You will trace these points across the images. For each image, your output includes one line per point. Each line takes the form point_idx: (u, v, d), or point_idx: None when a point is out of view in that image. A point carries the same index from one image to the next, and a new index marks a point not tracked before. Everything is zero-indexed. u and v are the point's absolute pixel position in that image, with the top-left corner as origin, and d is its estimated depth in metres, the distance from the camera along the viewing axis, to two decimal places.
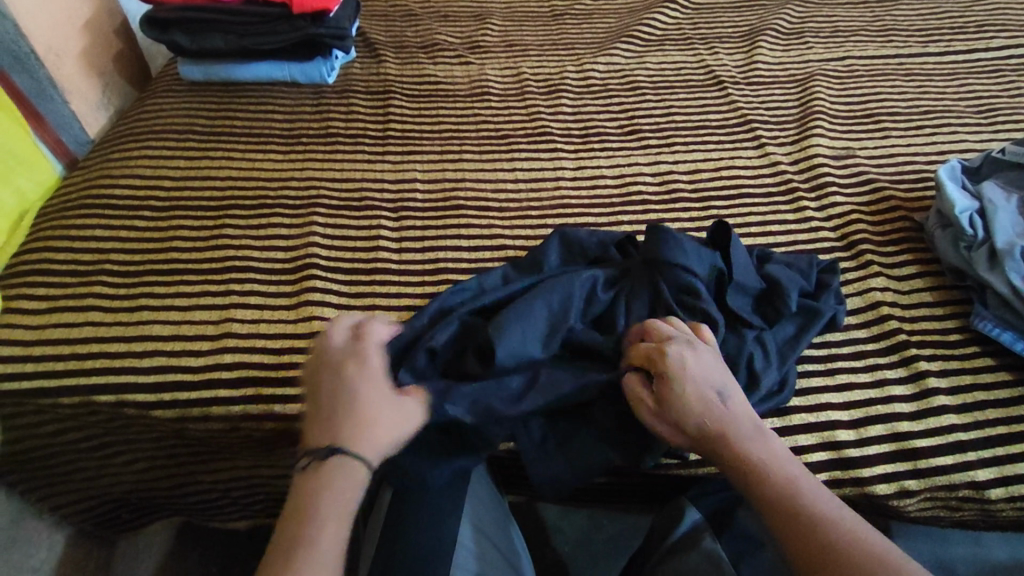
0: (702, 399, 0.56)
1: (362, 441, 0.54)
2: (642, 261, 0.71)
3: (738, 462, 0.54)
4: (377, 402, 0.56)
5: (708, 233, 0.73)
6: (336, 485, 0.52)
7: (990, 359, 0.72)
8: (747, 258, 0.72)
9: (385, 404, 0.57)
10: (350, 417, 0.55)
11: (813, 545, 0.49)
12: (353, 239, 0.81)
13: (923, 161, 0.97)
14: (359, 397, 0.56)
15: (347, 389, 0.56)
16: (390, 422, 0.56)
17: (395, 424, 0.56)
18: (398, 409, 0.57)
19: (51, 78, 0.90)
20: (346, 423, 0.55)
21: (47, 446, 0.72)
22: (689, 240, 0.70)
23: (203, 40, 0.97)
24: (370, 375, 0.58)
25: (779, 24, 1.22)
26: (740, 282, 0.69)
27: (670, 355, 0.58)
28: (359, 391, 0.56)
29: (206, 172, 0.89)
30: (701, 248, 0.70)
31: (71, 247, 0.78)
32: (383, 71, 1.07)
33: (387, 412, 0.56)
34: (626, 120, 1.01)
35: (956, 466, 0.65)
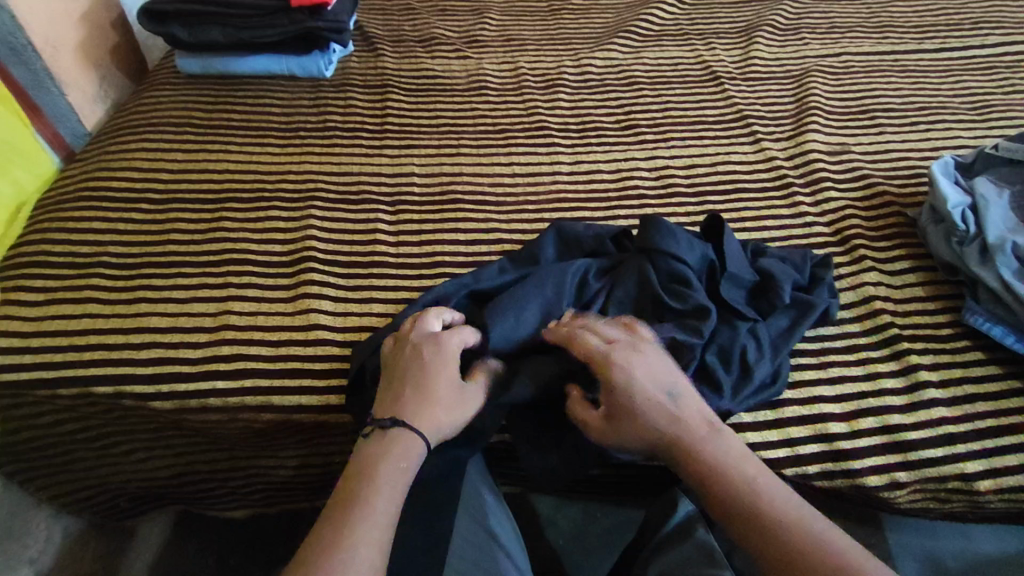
0: (650, 405, 0.57)
1: (424, 423, 0.57)
2: (635, 251, 0.70)
3: (691, 467, 0.55)
4: (448, 389, 0.59)
5: (701, 227, 0.74)
6: (392, 463, 0.54)
7: (981, 353, 0.73)
8: (740, 252, 0.72)
9: (453, 392, 0.59)
10: (420, 397, 0.58)
11: (770, 546, 0.50)
12: (351, 232, 0.82)
13: (917, 157, 0.97)
14: (432, 380, 0.59)
15: (425, 370, 0.59)
16: (454, 410, 0.58)
17: (458, 412, 0.59)
18: (463, 398, 0.60)
19: (49, 70, 0.90)
20: (415, 402, 0.57)
21: (46, 437, 0.73)
22: (683, 231, 0.70)
23: (200, 32, 0.98)
24: (448, 362, 0.60)
25: (776, 20, 1.22)
26: (734, 274, 0.69)
27: (613, 364, 0.58)
28: (434, 375, 0.59)
29: (204, 165, 0.89)
30: (695, 240, 0.70)
31: (69, 240, 0.79)
32: (381, 65, 1.07)
33: (455, 400, 0.59)
34: (623, 115, 1.02)
35: (946, 458, 0.66)
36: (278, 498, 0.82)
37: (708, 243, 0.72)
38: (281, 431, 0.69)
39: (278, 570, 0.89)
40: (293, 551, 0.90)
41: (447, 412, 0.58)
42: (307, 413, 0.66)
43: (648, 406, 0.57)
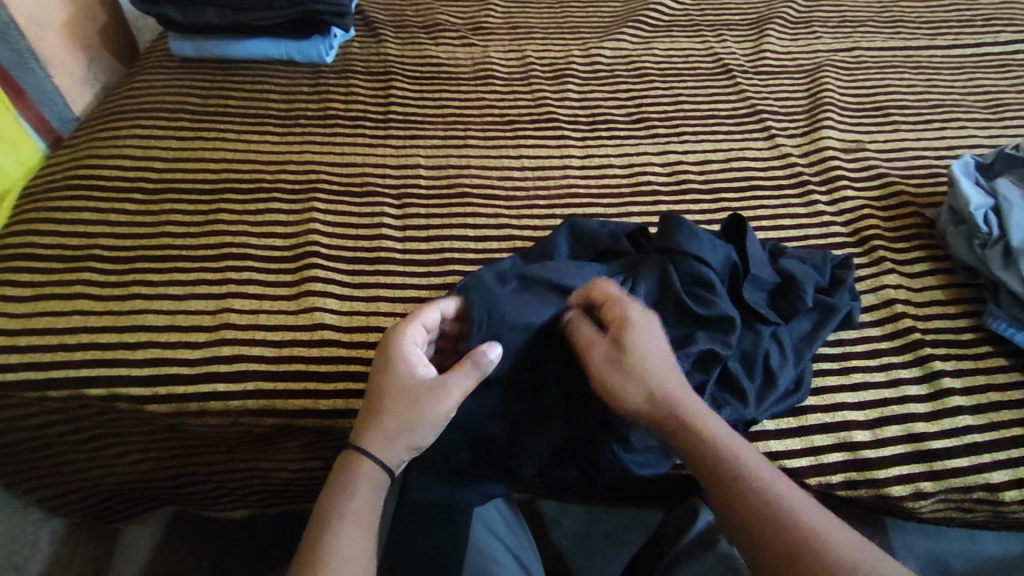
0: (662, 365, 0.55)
1: (373, 439, 0.52)
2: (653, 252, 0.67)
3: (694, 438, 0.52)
4: (393, 394, 0.54)
5: (722, 228, 0.71)
6: (352, 489, 0.50)
7: (1003, 359, 0.72)
8: (763, 254, 0.70)
9: (400, 393, 0.54)
10: (369, 411, 0.54)
11: (769, 530, 0.47)
12: (355, 226, 0.78)
13: (933, 156, 0.96)
14: (381, 388, 0.54)
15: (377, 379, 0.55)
16: (407, 413, 0.53)
17: (412, 415, 0.53)
18: (417, 395, 0.54)
19: (33, 51, 0.85)
20: (366, 418, 0.54)
21: (34, 439, 0.69)
22: (704, 231, 0.67)
23: (194, 14, 0.93)
24: (397, 363, 0.55)
25: (787, 12, 1.20)
26: (756, 277, 0.67)
27: (634, 306, 0.58)
28: (382, 383, 0.54)
29: (198, 153, 0.85)
30: (717, 241, 0.67)
31: (57, 231, 0.75)
32: (383, 51, 1.03)
33: (405, 400, 0.53)
34: (634, 108, 0.99)
35: (970, 467, 0.64)
36: (278, 500, 0.79)
37: (730, 244, 0.69)
38: (284, 435, 0.66)
39: (276, 573, 0.86)
40: (293, 554, 0.88)
41: (394, 418, 0.53)
42: (311, 417, 0.63)
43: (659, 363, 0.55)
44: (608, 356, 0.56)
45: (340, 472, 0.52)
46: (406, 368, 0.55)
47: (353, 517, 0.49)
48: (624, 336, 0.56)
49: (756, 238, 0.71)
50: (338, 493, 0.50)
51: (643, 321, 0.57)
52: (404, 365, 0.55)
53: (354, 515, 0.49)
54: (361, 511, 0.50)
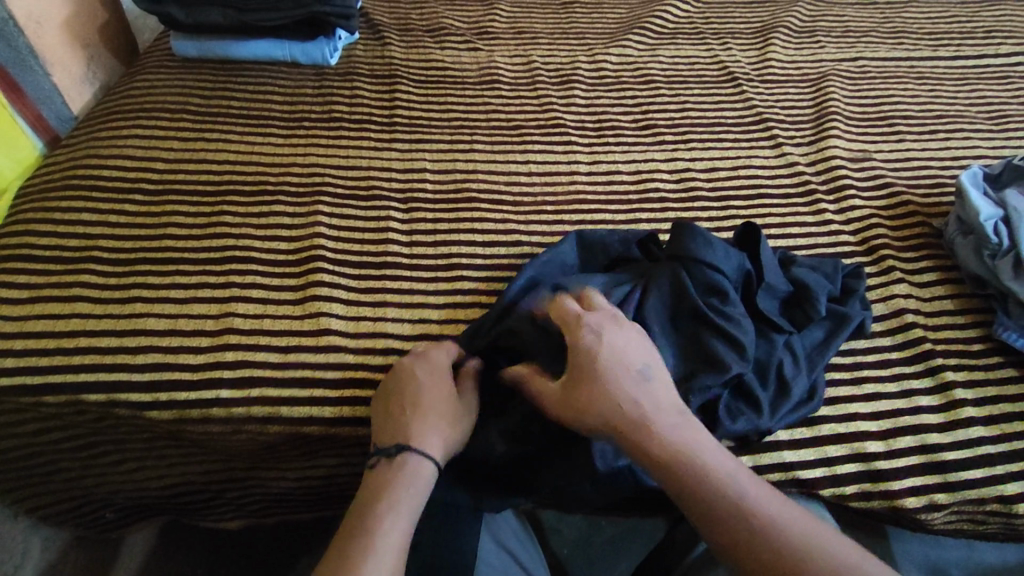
0: (626, 379, 0.53)
1: (430, 441, 0.56)
2: (665, 260, 0.66)
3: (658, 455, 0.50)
4: (447, 403, 0.58)
5: (736, 235, 0.71)
6: (399, 492, 0.53)
7: (1013, 370, 0.71)
8: (775, 261, 0.69)
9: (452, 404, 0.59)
10: (416, 413, 0.57)
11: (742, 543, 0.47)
12: (361, 231, 0.77)
13: (938, 166, 0.96)
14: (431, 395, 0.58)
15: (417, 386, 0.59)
16: (458, 415, 0.58)
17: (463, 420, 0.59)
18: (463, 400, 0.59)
19: (32, 48, 0.83)
20: (419, 422, 0.57)
21: (28, 445, 0.67)
22: (717, 239, 0.66)
23: (198, 13, 0.91)
24: (437, 373, 0.60)
25: (791, 22, 1.20)
26: (771, 285, 0.66)
27: (589, 330, 0.55)
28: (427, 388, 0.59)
29: (201, 154, 0.84)
30: (731, 248, 0.66)
31: (55, 231, 0.73)
32: (388, 54, 1.02)
33: (453, 404, 0.58)
34: (641, 115, 0.98)
35: (984, 479, 0.63)
36: (277, 510, 0.78)
37: (742, 251, 0.69)
38: (288, 443, 0.64)
39: None
40: (291, 565, 0.86)
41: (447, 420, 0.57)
42: (317, 425, 0.62)
43: (626, 378, 0.53)
44: (567, 393, 0.53)
45: (378, 481, 0.54)
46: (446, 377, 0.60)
47: (395, 517, 0.51)
48: (582, 369, 0.53)
49: (769, 247, 0.70)
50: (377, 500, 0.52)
51: (604, 345, 0.54)
52: (444, 373, 0.60)
53: (397, 515, 0.52)
54: (404, 511, 0.52)
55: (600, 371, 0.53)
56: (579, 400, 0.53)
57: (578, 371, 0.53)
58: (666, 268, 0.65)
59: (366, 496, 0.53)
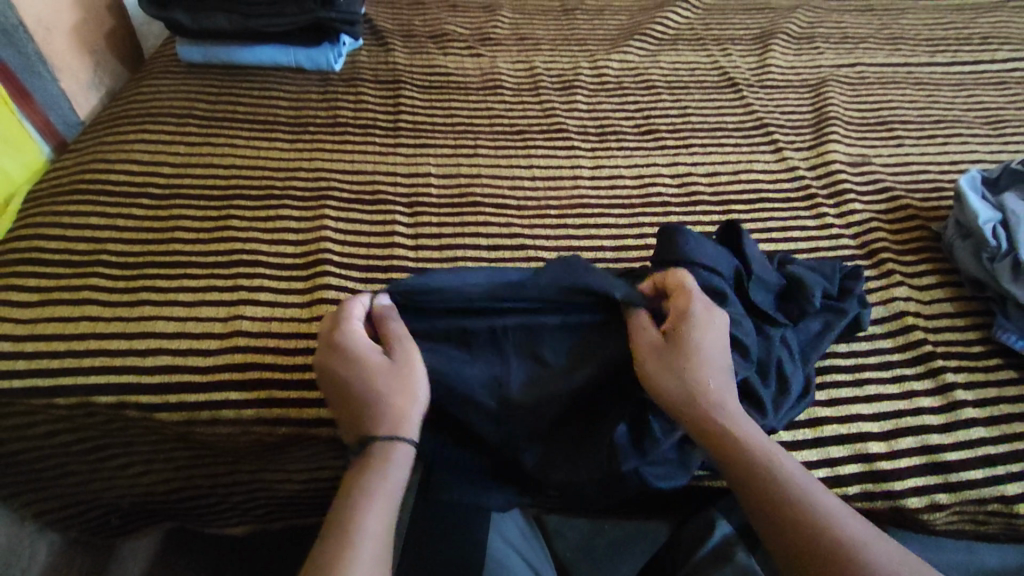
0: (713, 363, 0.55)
1: (388, 424, 0.53)
2: (655, 263, 0.65)
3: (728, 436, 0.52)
4: (376, 376, 0.54)
5: (719, 236, 0.70)
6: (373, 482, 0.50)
7: (1013, 371, 0.72)
8: (764, 260, 0.69)
9: (383, 374, 0.54)
10: (360, 402, 0.54)
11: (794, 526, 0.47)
12: (367, 235, 0.78)
13: (937, 170, 0.97)
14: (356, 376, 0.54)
15: (344, 376, 0.55)
16: (402, 380, 0.54)
17: (404, 384, 0.54)
18: (397, 365, 0.55)
19: (40, 54, 0.84)
20: (364, 410, 0.53)
21: (36, 449, 0.68)
22: (705, 238, 0.66)
23: (204, 19, 0.92)
24: (355, 352, 0.55)
25: (789, 28, 1.21)
26: (762, 280, 0.67)
27: (703, 309, 0.57)
28: (355, 373, 0.54)
29: (208, 159, 0.84)
30: (721, 247, 0.66)
31: (64, 235, 0.73)
32: (392, 60, 1.03)
33: (390, 374, 0.55)
34: (642, 120, 0.99)
35: (985, 479, 0.64)
36: (282, 514, 0.78)
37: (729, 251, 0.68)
38: (295, 445, 0.65)
39: None
40: (295, 569, 0.86)
41: (392, 391, 0.54)
42: (325, 427, 0.62)
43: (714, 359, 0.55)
44: (659, 353, 0.55)
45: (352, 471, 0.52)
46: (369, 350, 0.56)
47: (370, 506, 0.49)
48: (681, 339, 0.55)
49: (754, 243, 0.70)
50: (354, 489, 0.50)
51: (706, 328, 0.56)
52: (364, 348, 0.56)
53: (371, 504, 0.49)
54: (378, 499, 0.50)
55: (694, 346, 0.55)
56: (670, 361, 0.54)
57: (675, 340, 0.55)
58: (660, 271, 0.64)
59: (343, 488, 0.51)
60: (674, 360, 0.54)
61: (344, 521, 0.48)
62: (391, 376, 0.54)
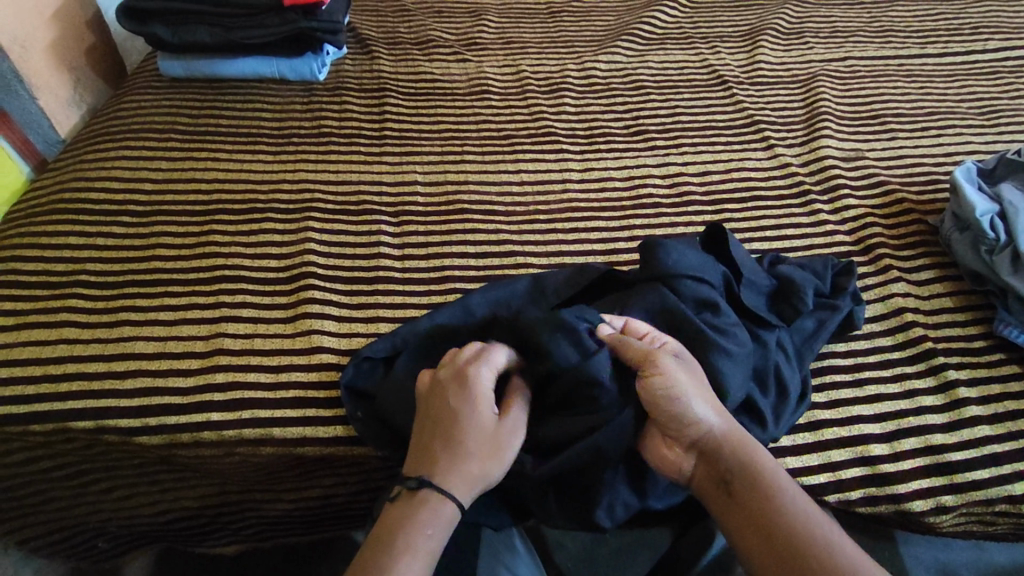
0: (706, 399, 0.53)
1: (450, 481, 0.50)
2: (641, 276, 0.64)
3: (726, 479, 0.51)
4: (475, 437, 0.51)
5: (702, 238, 0.69)
6: (416, 523, 0.49)
7: (1016, 366, 0.70)
8: (750, 260, 0.68)
9: (481, 438, 0.51)
10: (443, 449, 0.51)
11: (792, 559, 0.46)
12: (352, 247, 0.76)
13: (931, 163, 0.95)
14: (459, 425, 0.52)
15: (449, 418, 0.52)
16: (493, 455, 0.51)
17: (492, 458, 0.51)
18: (495, 436, 0.52)
19: (17, 72, 0.83)
20: (443, 457, 0.51)
21: (18, 475, 0.66)
22: (688, 246, 0.65)
23: (184, 32, 0.91)
24: (474, 398, 0.52)
25: (778, 24, 1.20)
26: (751, 281, 0.65)
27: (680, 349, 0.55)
28: (458, 420, 0.52)
29: (190, 174, 0.83)
30: (706, 255, 0.65)
31: (42, 257, 0.72)
32: (377, 68, 1.02)
33: (485, 445, 0.52)
34: (632, 120, 0.98)
35: (992, 479, 0.62)
36: (272, 533, 0.76)
37: (714, 254, 0.67)
38: (282, 465, 0.63)
39: None
40: None
41: (479, 462, 0.51)
42: (310, 446, 0.60)
43: (705, 392, 0.54)
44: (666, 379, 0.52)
45: (395, 517, 0.50)
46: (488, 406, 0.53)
47: (409, 562, 0.47)
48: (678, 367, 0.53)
49: (739, 245, 0.69)
50: (393, 540, 0.48)
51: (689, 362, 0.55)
52: (477, 400, 0.52)
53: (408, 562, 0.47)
54: (418, 551, 0.47)
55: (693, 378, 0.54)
56: (661, 409, 0.52)
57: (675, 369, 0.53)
58: (646, 282, 0.63)
59: (385, 531, 0.49)
60: (665, 407, 0.52)
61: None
62: (486, 442, 0.51)
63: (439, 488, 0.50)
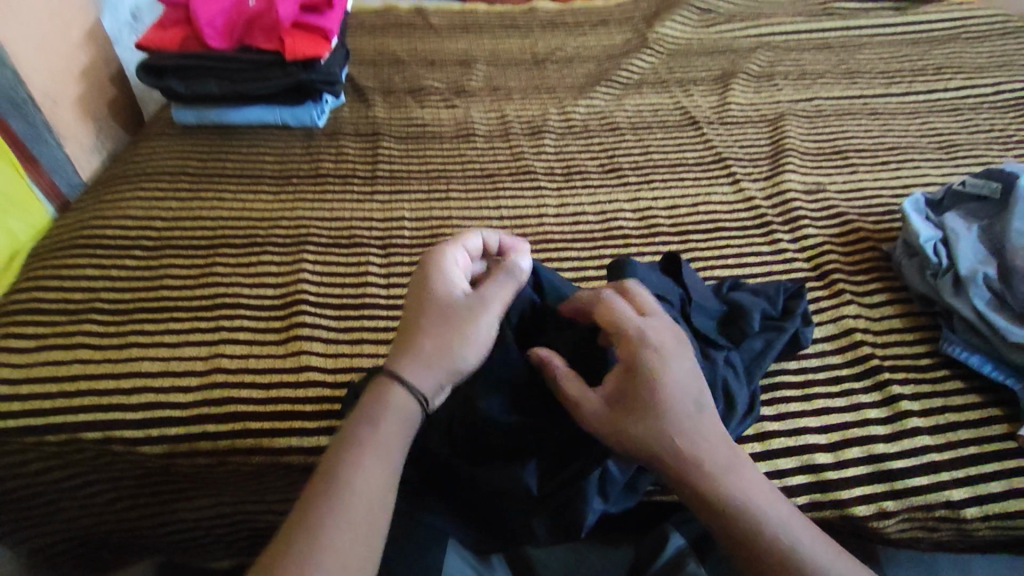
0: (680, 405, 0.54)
1: (411, 354, 0.55)
2: None
3: (704, 488, 0.53)
4: (436, 312, 0.57)
5: (659, 265, 0.76)
6: (372, 423, 0.53)
7: (960, 382, 0.75)
8: (704, 286, 0.74)
9: (441, 315, 0.57)
10: (409, 327, 0.57)
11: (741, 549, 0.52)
12: (342, 276, 0.83)
13: (889, 195, 1.01)
14: (423, 305, 0.58)
15: (417, 301, 0.58)
16: (450, 327, 0.56)
17: (451, 334, 0.56)
18: (456, 312, 0.57)
19: (47, 123, 0.92)
20: (410, 333, 0.57)
21: (33, 485, 0.72)
22: (650, 270, 0.72)
23: (196, 85, 1.01)
24: (441, 281, 0.59)
25: (748, 68, 1.29)
26: (701, 303, 0.71)
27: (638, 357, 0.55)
28: (423, 302, 0.58)
29: (197, 213, 0.91)
30: (664, 278, 0.72)
31: (61, 287, 0.80)
32: (372, 114, 1.11)
33: (445, 321, 0.57)
34: (607, 159, 1.05)
35: (931, 486, 0.66)
36: (264, 545, 0.81)
37: (669, 278, 0.73)
38: (271, 474, 0.69)
39: None
40: None
41: (433, 337, 0.56)
42: (296, 455, 0.66)
43: (653, 405, 0.53)
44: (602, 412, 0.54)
45: (349, 435, 0.52)
46: (458, 289, 0.59)
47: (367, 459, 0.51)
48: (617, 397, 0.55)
49: (694, 273, 0.75)
50: (353, 455, 0.51)
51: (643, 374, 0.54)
52: (440, 283, 0.59)
53: (374, 466, 0.51)
54: (371, 450, 0.51)
55: (637, 396, 0.54)
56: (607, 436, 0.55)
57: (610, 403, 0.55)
58: None
59: (346, 435, 0.53)
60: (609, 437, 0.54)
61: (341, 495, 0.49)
62: (447, 316, 0.57)
63: (400, 365, 0.55)
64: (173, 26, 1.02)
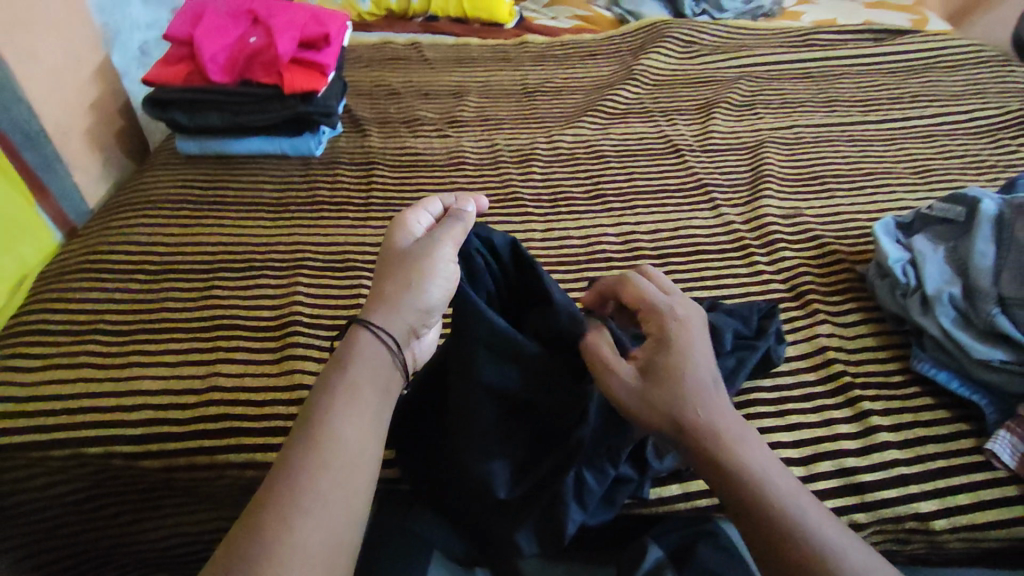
0: (701, 372, 0.56)
1: (376, 300, 0.59)
2: None
3: (719, 454, 0.53)
4: (393, 260, 0.61)
5: None
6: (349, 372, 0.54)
7: (930, 399, 0.78)
8: None
9: (398, 261, 0.61)
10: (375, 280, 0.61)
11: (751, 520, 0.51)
12: (335, 297, 0.87)
13: (864, 218, 1.05)
14: (385, 259, 0.62)
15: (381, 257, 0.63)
16: (405, 269, 0.60)
17: (407, 273, 0.60)
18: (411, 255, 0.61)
19: (57, 154, 0.96)
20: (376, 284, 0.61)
21: (35, 501, 0.75)
22: None
23: (199, 117, 1.06)
24: (398, 236, 0.64)
25: (731, 98, 1.34)
26: None
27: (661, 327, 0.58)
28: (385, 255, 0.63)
29: (200, 239, 0.95)
30: None
31: (68, 308, 0.83)
32: (368, 144, 1.16)
33: (401, 265, 0.61)
34: (592, 186, 1.09)
35: (900, 498, 0.69)
36: None
37: None
38: None
39: None
40: None
41: (391, 280, 0.59)
42: None
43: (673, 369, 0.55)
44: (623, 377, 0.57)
45: (327, 386, 0.54)
46: (409, 237, 0.63)
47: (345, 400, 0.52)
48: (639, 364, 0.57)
49: None
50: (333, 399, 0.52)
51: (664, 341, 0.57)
52: (399, 237, 0.63)
53: (354, 412, 0.52)
54: (348, 393, 0.53)
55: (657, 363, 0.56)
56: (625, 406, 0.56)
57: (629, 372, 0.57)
58: None
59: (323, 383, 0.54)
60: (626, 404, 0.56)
61: (328, 443, 0.50)
62: (403, 260, 0.61)
63: (365, 312, 0.58)
64: (178, 62, 1.08)
